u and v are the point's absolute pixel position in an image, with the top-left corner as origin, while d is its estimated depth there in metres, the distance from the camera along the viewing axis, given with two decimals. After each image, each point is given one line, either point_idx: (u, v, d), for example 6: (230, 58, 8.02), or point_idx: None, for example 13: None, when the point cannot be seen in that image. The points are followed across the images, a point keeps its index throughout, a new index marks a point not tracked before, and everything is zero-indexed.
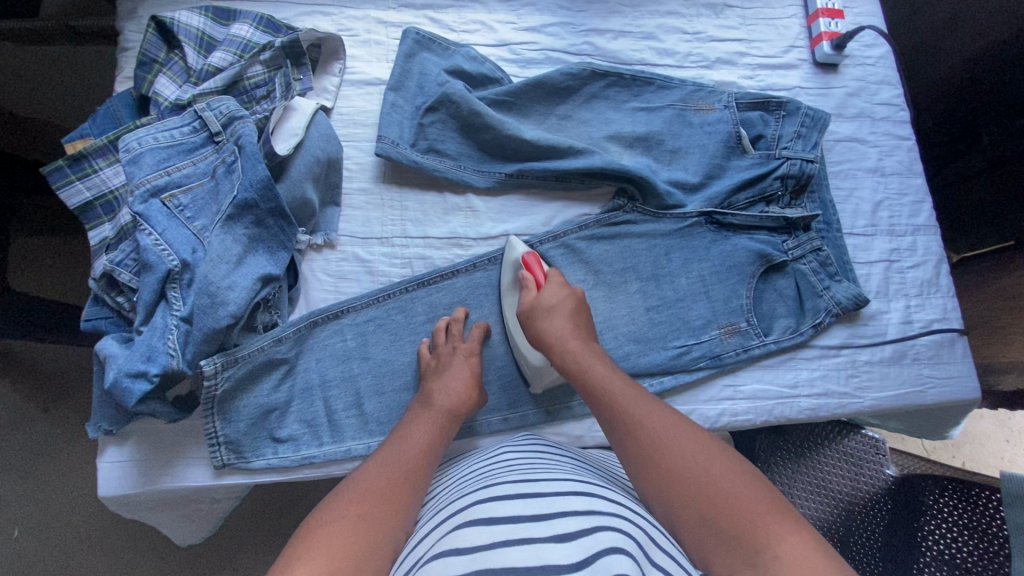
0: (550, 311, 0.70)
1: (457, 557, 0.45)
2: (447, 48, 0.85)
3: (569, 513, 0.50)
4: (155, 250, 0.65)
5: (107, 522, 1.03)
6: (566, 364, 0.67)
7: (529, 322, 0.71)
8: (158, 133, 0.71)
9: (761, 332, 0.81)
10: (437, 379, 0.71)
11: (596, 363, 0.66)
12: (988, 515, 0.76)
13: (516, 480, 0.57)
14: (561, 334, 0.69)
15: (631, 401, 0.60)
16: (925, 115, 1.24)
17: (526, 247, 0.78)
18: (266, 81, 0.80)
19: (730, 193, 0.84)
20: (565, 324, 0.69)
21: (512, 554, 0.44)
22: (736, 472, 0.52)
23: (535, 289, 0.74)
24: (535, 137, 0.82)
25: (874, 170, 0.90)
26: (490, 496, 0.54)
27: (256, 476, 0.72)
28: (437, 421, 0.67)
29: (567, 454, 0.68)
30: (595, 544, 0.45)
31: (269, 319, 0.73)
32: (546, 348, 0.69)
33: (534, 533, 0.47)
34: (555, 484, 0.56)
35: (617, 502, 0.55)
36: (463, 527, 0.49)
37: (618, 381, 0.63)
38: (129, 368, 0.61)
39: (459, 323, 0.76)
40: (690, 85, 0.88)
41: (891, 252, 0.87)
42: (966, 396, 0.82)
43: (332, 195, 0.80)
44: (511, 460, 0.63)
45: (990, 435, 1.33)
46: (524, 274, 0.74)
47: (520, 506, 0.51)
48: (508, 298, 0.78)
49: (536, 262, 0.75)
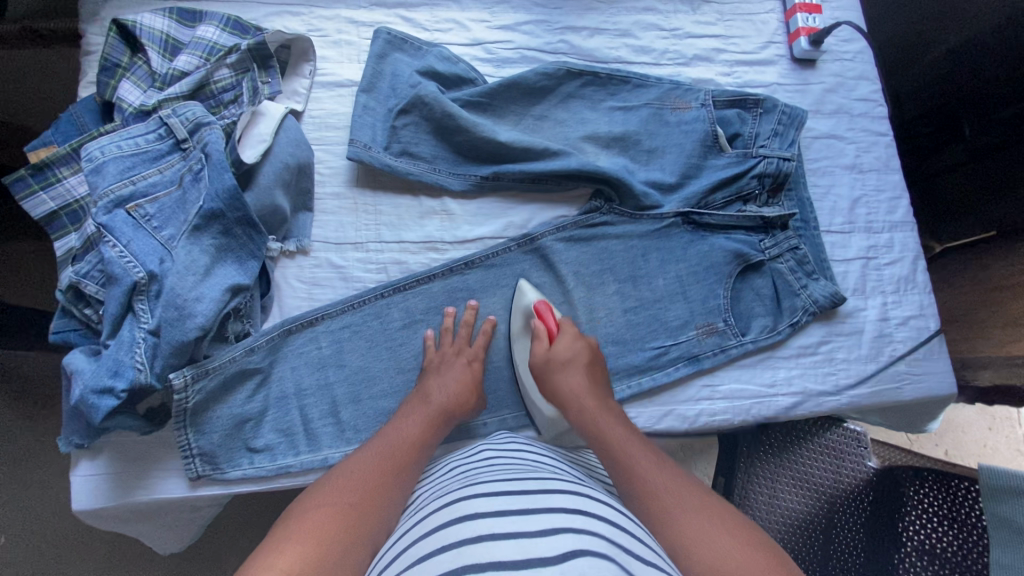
0: (564, 364, 0.71)
1: (442, 554, 0.44)
2: (419, 49, 0.84)
3: (555, 511, 0.49)
4: (119, 262, 0.63)
5: (91, 529, 1.02)
6: (581, 420, 0.67)
7: (543, 375, 0.72)
8: (121, 141, 0.70)
9: (738, 332, 0.81)
10: (436, 377, 0.72)
11: (614, 424, 0.66)
12: (966, 505, 0.78)
13: (503, 479, 0.56)
14: (574, 389, 0.69)
15: (649, 466, 0.60)
16: (908, 106, 1.24)
17: (537, 294, 0.79)
18: (234, 85, 0.78)
19: (707, 193, 0.84)
20: (580, 379, 0.70)
21: (497, 548, 0.44)
22: (756, 552, 0.50)
23: (547, 340, 0.74)
24: (510, 139, 0.81)
25: (851, 167, 0.89)
26: (478, 493, 0.53)
27: (232, 487, 0.71)
28: (429, 418, 0.67)
29: (547, 452, 0.68)
30: (581, 539, 0.45)
31: (241, 328, 0.71)
32: (562, 402, 0.70)
33: (519, 527, 0.46)
34: (541, 483, 0.56)
35: (601, 502, 0.54)
36: (452, 524, 0.48)
37: (634, 444, 0.63)
38: (96, 385, 0.60)
39: (467, 327, 0.77)
40: (667, 83, 0.87)
41: (868, 249, 0.87)
42: (942, 392, 0.83)
43: (303, 200, 0.78)
44: (496, 459, 0.63)
45: (973, 423, 1.35)
46: (535, 324, 0.75)
47: (505, 503, 0.50)
48: (519, 344, 0.78)
49: (548, 311, 0.76)
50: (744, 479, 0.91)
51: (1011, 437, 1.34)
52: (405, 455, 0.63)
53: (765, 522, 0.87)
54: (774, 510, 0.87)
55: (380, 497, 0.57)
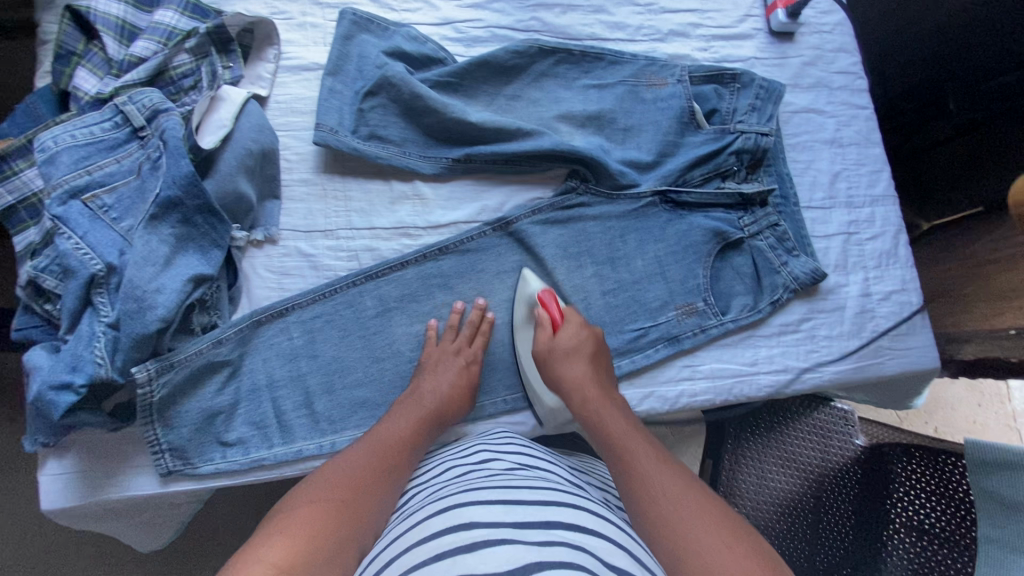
0: (566, 355, 0.70)
1: (436, 562, 0.43)
2: (386, 29, 0.81)
3: (551, 523, 0.48)
4: (75, 255, 0.62)
5: (61, 535, 0.99)
6: (584, 410, 0.67)
7: (546, 365, 0.72)
8: (76, 130, 0.67)
9: (717, 312, 0.80)
10: (431, 379, 0.70)
11: (615, 415, 0.66)
12: (955, 481, 0.77)
13: (498, 485, 0.55)
14: (578, 379, 0.69)
15: (648, 460, 0.59)
16: (892, 86, 1.21)
17: (540, 282, 0.77)
18: (193, 71, 0.76)
19: (684, 170, 0.82)
20: (584, 368, 0.70)
21: (491, 557, 0.42)
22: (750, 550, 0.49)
23: (551, 330, 0.73)
24: (481, 120, 0.79)
25: (831, 142, 0.88)
26: (474, 500, 0.52)
27: (204, 482, 0.70)
28: (418, 422, 0.66)
29: (542, 455, 0.67)
30: (575, 555, 0.44)
31: (207, 320, 0.70)
32: (565, 391, 0.69)
33: (513, 537, 0.45)
34: (535, 491, 0.54)
35: (596, 514, 0.53)
36: (446, 531, 0.47)
37: (636, 438, 0.62)
38: (53, 381, 0.58)
39: (471, 327, 0.75)
40: (642, 59, 0.85)
41: (849, 224, 0.85)
42: (925, 366, 0.82)
43: (271, 188, 0.76)
44: (490, 463, 0.62)
45: (963, 401, 1.35)
46: (539, 312, 0.74)
47: (501, 512, 0.49)
48: (521, 335, 0.77)
49: (552, 299, 0.75)
50: (732, 460, 0.90)
51: (1000, 413, 1.34)
52: (396, 456, 0.62)
53: (754, 503, 0.86)
54: (762, 491, 0.87)
55: (371, 498, 0.56)
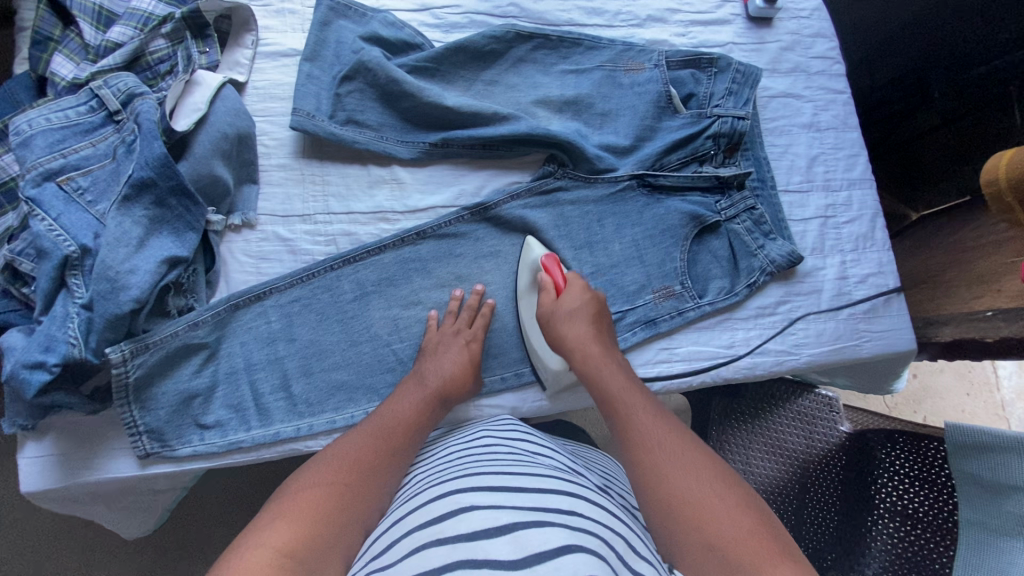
0: (568, 317, 0.70)
1: (436, 549, 0.43)
2: (363, 15, 0.81)
3: (551, 508, 0.48)
4: (49, 236, 0.62)
5: (41, 529, 0.98)
6: (584, 367, 0.67)
7: (547, 326, 0.71)
8: (52, 113, 0.68)
9: (694, 295, 0.80)
10: (433, 359, 0.70)
11: (614, 372, 0.65)
12: (935, 466, 0.76)
13: (496, 471, 0.54)
14: (580, 339, 0.68)
15: (646, 418, 0.59)
16: (879, 75, 1.19)
17: (543, 249, 0.78)
18: (170, 56, 0.76)
19: (661, 155, 0.82)
20: (586, 328, 0.69)
21: (493, 546, 0.42)
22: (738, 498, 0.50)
23: (555, 293, 0.73)
24: (458, 104, 0.79)
25: (809, 126, 0.88)
26: (473, 486, 0.51)
27: (183, 464, 0.70)
28: (424, 400, 0.66)
29: (543, 441, 0.66)
30: (572, 542, 0.43)
31: (183, 303, 0.70)
32: (566, 349, 0.69)
33: (516, 521, 0.45)
34: (535, 476, 0.54)
35: (597, 501, 0.53)
36: (446, 517, 0.46)
37: (633, 396, 0.62)
38: (27, 359, 0.59)
39: (470, 311, 0.75)
40: (619, 45, 0.86)
41: (826, 207, 0.86)
42: (901, 348, 0.83)
43: (247, 172, 0.77)
44: (490, 448, 0.61)
45: (951, 389, 1.35)
46: (542, 277, 0.74)
47: (501, 498, 0.48)
48: (525, 301, 0.77)
49: (555, 265, 0.75)
50: (718, 447, 0.92)
51: (989, 401, 1.35)
52: (399, 437, 0.61)
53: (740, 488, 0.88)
54: (748, 476, 0.88)
55: (375, 479, 0.55)
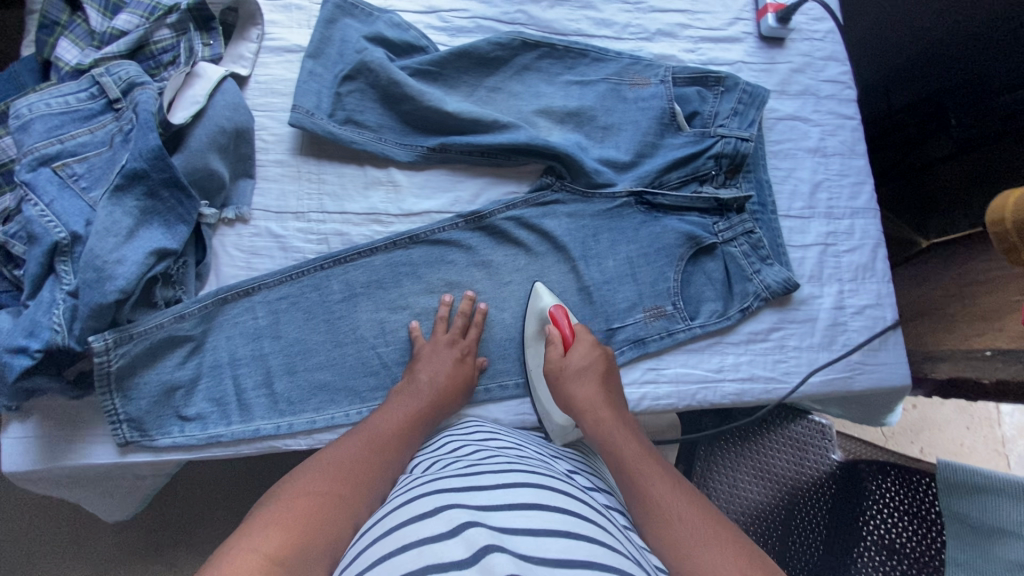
0: (577, 375, 0.67)
1: (398, 557, 0.41)
2: (369, 14, 0.81)
3: (515, 506, 0.46)
4: (41, 222, 0.63)
5: (27, 505, 0.99)
6: (598, 434, 0.62)
7: (556, 387, 0.68)
8: (51, 99, 0.68)
9: (686, 317, 0.79)
10: (425, 368, 0.70)
11: (626, 436, 0.61)
12: (925, 500, 0.75)
13: (461, 473, 0.53)
14: (590, 400, 0.64)
15: (663, 486, 0.53)
16: (896, 97, 1.17)
17: (552, 297, 0.76)
18: (174, 46, 0.76)
19: (662, 172, 0.81)
20: (595, 388, 0.66)
21: (450, 547, 0.40)
22: None
23: (562, 347, 0.70)
24: (458, 109, 0.79)
25: (814, 150, 0.87)
26: (438, 489, 0.49)
27: (162, 455, 0.70)
28: (419, 406, 0.66)
29: (513, 441, 0.65)
30: (535, 540, 0.41)
31: (171, 294, 0.70)
32: (577, 413, 0.65)
33: (475, 521, 0.43)
34: (500, 474, 0.52)
35: (568, 495, 0.51)
36: (409, 523, 0.45)
37: (649, 463, 0.57)
38: (9, 344, 0.59)
39: (463, 318, 0.75)
40: (626, 58, 0.85)
41: (827, 235, 0.84)
42: (895, 383, 0.81)
43: (244, 167, 0.77)
44: (458, 453, 0.60)
45: (950, 421, 1.32)
46: (549, 331, 0.72)
47: (464, 498, 0.47)
48: (533, 349, 0.76)
49: (563, 316, 0.73)
50: (704, 468, 0.89)
51: (989, 436, 1.32)
52: (392, 444, 0.60)
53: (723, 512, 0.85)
54: (733, 500, 0.86)
55: (366, 481, 0.54)
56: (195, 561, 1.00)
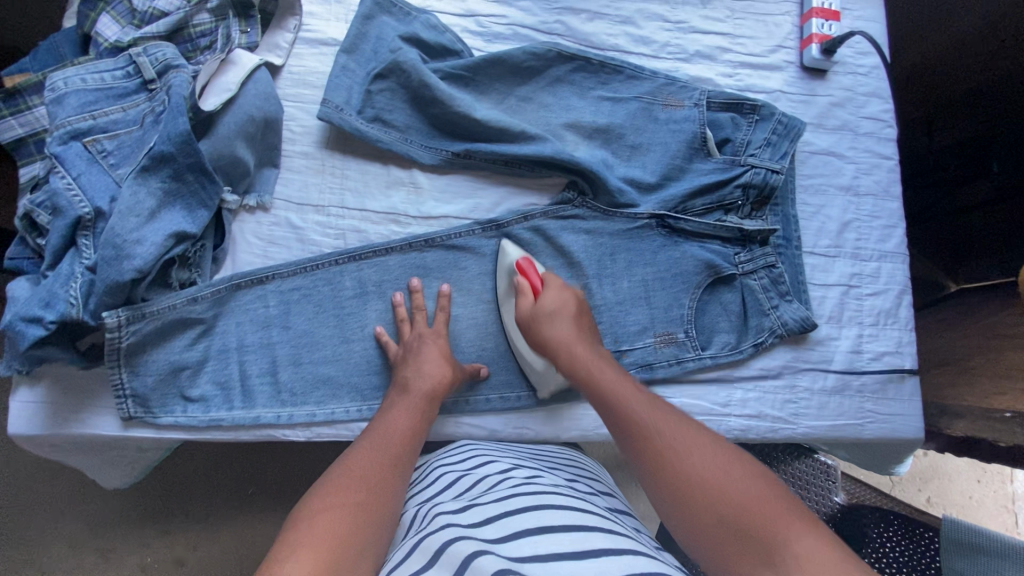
0: (552, 315, 0.67)
1: None
2: (408, 14, 0.80)
3: (521, 532, 0.45)
4: (66, 195, 0.64)
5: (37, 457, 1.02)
6: (574, 366, 0.64)
7: (531, 330, 0.68)
8: (87, 74, 0.69)
9: (696, 346, 0.78)
10: (410, 366, 0.69)
11: (603, 366, 0.63)
12: (926, 554, 0.73)
13: (465, 508, 0.52)
14: (566, 338, 0.65)
15: (640, 405, 0.56)
16: (936, 139, 1.12)
17: (519, 252, 0.76)
18: (212, 31, 0.77)
19: (687, 198, 0.79)
20: (571, 324, 0.67)
21: None
22: (741, 470, 0.48)
23: (532, 296, 0.71)
24: (486, 117, 0.78)
25: (847, 188, 0.84)
26: (447, 525, 0.49)
27: (164, 432, 0.71)
28: (419, 403, 0.65)
29: (514, 460, 0.65)
30: (545, 561, 0.41)
31: (187, 276, 0.71)
32: (553, 352, 0.66)
33: (482, 551, 0.42)
34: (503, 501, 0.51)
35: (576, 509, 0.50)
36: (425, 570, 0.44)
37: (624, 386, 0.59)
38: (26, 313, 0.61)
39: (421, 312, 0.75)
40: (661, 78, 0.83)
41: (851, 276, 0.82)
42: (906, 435, 0.79)
43: (270, 156, 0.77)
44: (460, 484, 0.59)
45: (961, 472, 1.28)
46: (519, 280, 0.71)
47: (472, 534, 0.46)
48: (507, 303, 0.76)
49: (531, 267, 0.73)
50: None
51: (1000, 493, 1.28)
52: (397, 445, 0.59)
53: None
54: None
55: (379, 490, 0.53)
56: (189, 532, 1.01)
